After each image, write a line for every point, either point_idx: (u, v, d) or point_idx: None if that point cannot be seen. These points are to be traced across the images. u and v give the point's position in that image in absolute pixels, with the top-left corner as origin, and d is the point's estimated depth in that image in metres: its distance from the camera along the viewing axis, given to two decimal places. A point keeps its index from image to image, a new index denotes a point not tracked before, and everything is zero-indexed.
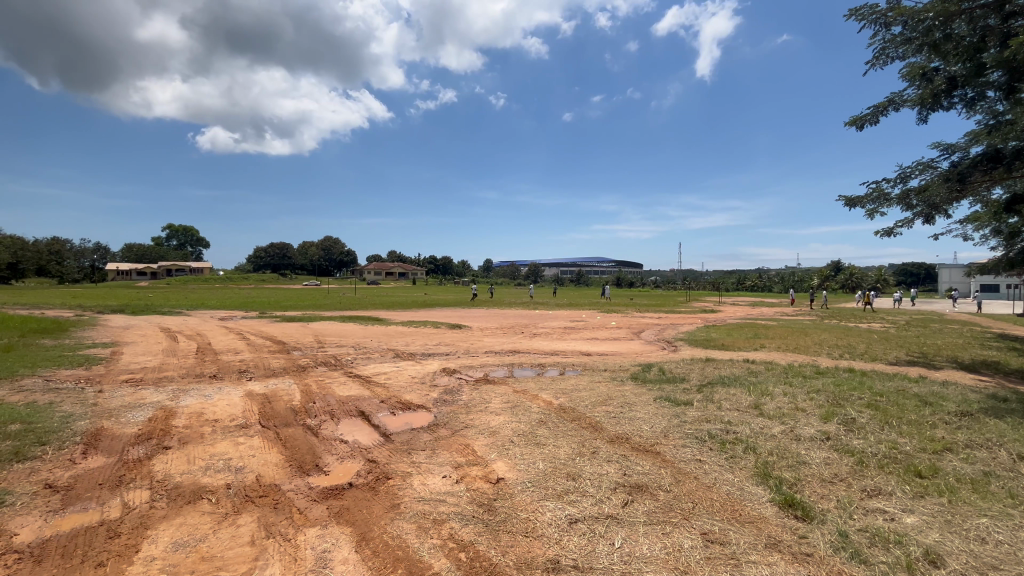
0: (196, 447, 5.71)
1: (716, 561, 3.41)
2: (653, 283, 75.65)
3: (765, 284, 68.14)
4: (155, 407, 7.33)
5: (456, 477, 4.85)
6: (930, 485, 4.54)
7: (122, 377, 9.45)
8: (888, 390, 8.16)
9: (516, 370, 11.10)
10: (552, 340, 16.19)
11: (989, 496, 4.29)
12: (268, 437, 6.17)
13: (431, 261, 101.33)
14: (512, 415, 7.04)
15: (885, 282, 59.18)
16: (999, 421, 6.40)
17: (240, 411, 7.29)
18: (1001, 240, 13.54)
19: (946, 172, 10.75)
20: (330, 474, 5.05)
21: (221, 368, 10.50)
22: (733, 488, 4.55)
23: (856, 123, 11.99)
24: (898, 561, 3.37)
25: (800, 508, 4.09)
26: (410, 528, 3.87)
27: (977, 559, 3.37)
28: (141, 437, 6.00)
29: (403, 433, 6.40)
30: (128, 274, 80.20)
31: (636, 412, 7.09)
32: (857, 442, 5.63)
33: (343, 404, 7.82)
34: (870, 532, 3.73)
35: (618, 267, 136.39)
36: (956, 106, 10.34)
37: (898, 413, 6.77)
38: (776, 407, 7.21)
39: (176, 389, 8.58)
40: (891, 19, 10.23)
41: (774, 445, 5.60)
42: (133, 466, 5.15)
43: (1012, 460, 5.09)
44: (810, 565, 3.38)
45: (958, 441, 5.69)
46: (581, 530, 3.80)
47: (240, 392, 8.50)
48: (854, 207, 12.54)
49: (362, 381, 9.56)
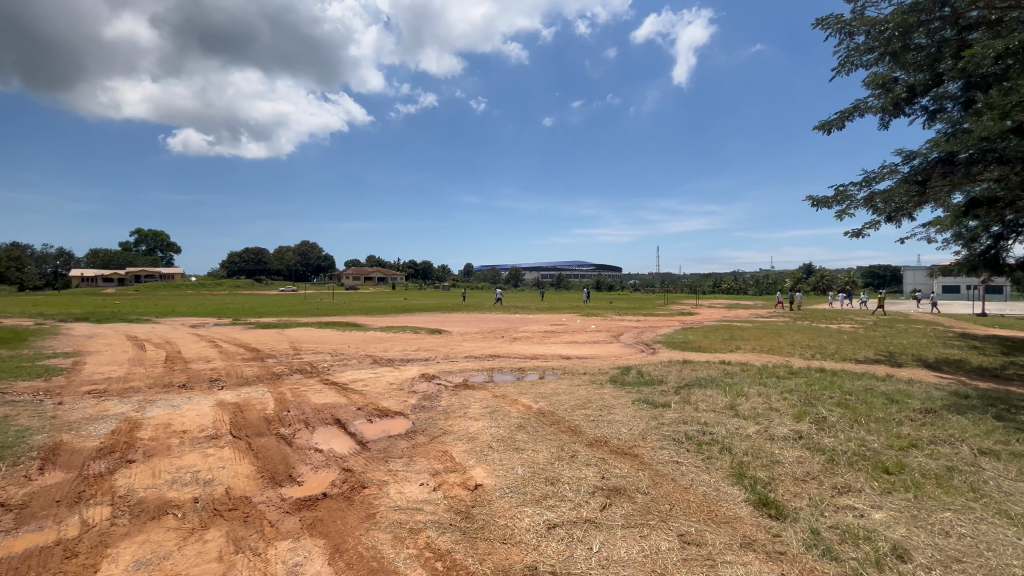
0: (161, 460, 5.49)
1: (693, 562, 3.43)
2: (631, 287, 77.25)
3: (739, 285, 69.94)
4: (118, 419, 7.03)
5: (434, 484, 4.78)
6: (897, 481, 4.67)
7: (84, 388, 9.03)
8: (857, 389, 8.41)
9: (495, 375, 11.02)
10: (533, 344, 16.24)
11: (952, 491, 4.44)
12: (238, 447, 5.99)
13: (412, 265, 100.99)
14: (491, 420, 6.98)
15: (855, 282, 61.31)
16: (960, 417, 6.66)
17: (210, 422, 7.04)
18: (960, 243, 14.15)
19: (909, 176, 11.20)
20: (303, 485, 4.92)
21: (191, 377, 10.15)
22: (709, 489, 4.60)
23: (825, 127, 12.35)
24: (867, 557, 3.44)
25: (774, 507, 4.16)
26: (386, 539, 3.79)
27: (942, 553, 3.47)
28: (103, 451, 5.74)
29: (380, 441, 6.30)
30: (93, 280, 76.90)
31: (615, 414, 7.14)
32: (828, 440, 5.77)
33: (318, 412, 7.64)
34: (840, 529, 3.82)
35: (600, 269, 139.81)
36: (916, 115, 10.84)
37: (867, 410, 6.98)
38: (750, 407, 7.35)
39: (143, 400, 8.26)
40: (855, 29, 10.56)
41: (749, 445, 5.70)
42: (95, 480, 4.93)
43: (973, 455, 5.30)
44: (783, 564, 3.42)
45: (923, 437, 5.88)
46: (560, 535, 3.77)
47: (210, 401, 8.25)
48: (821, 208, 12.90)
49: (338, 388, 9.36)
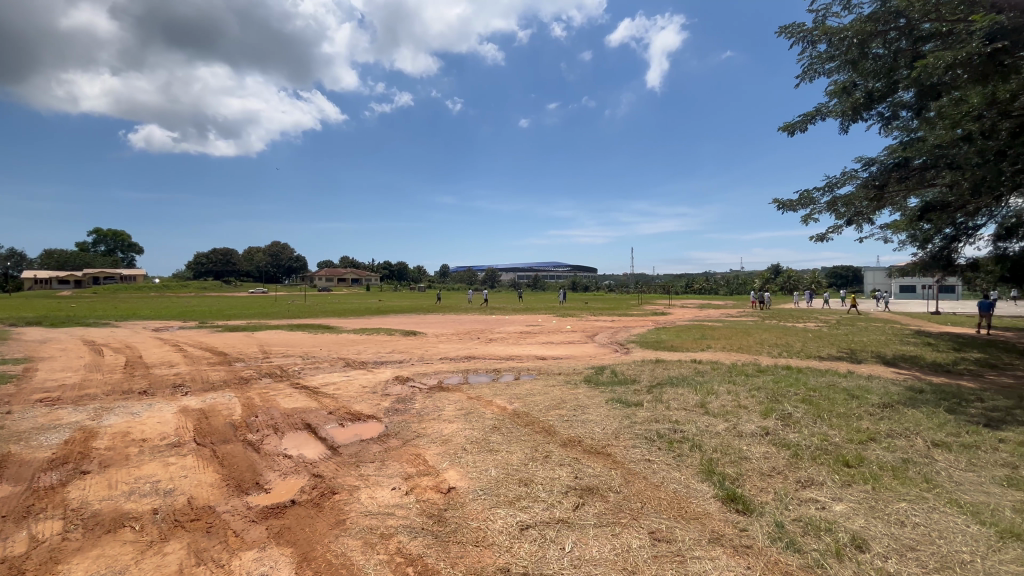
0: (119, 470, 5.26)
1: (663, 559, 3.48)
2: (607, 288, 78.51)
3: (710, 285, 71.65)
4: (72, 429, 6.68)
5: (406, 489, 4.71)
6: (856, 474, 4.85)
7: (35, 397, 8.54)
8: (820, 385, 8.72)
9: (470, 376, 10.98)
10: (509, 345, 16.27)
11: (906, 482, 4.64)
12: (203, 455, 5.78)
13: (387, 266, 99.89)
14: (466, 422, 6.95)
15: (820, 281, 63.69)
16: (915, 411, 6.98)
17: (172, 429, 6.77)
18: (915, 245, 14.82)
19: (868, 181, 11.66)
20: (271, 493, 4.78)
21: (153, 383, 9.74)
22: (680, 486, 4.68)
23: (789, 129, 12.76)
24: (828, 548, 3.56)
25: (741, 502, 4.26)
26: (356, 545, 3.72)
27: (897, 542, 3.62)
28: (55, 462, 5.46)
29: (352, 445, 6.18)
30: (47, 282, 72.95)
31: (589, 414, 7.22)
32: (792, 436, 5.94)
33: (288, 417, 7.44)
34: (803, 522, 3.94)
35: (575, 270, 141.43)
36: (873, 120, 11.34)
37: (829, 406, 7.24)
38: (720, 404, 7.53)
39: (99, 408, 7.88)
40: (817, 37, 10.95)
41: (718, 442, 5.83)
42: (45, 493, 4.68)
43: (926, 447, 5.55)
44: (749, 557, 3.50)
45: (880, 431, 6.13)
46: (532, 536, 3.78)
47: (173, 407, 7.94)
48: (787, 211, 13.31)
49: (309, 392, 9.15)
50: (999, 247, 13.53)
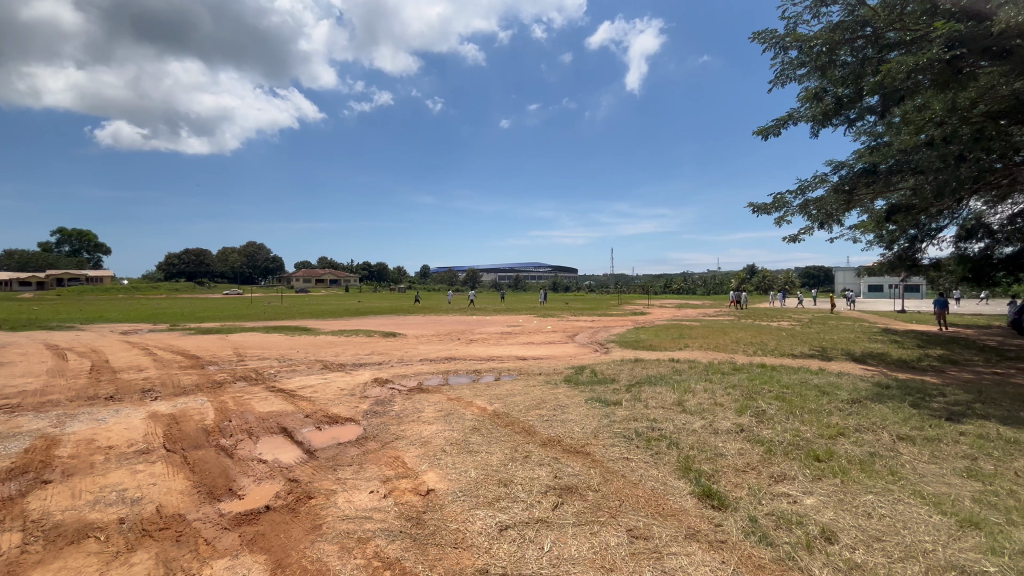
0: (83, 479, 5.06)
1: (640, 556, 3.52)
2: (587, 288, 79.28)
3: (688, 285, 72.90)
4: (33, 437, 6.40)
5: (384, 492, 4.66)
6: (825, 468, 5.00)
7: None
8: (792, 382, 8.95)
9: (451, 377, 10.91)
10: (489, 345, 16.25)
11: (873, 474, 4.80)
12: (173, 462, 5.61)
13: (366, 267, 98.82)
14: (445, 424, 6.91)
15: (793, 281, 65.48)
16: (882, 406, 7.22)
17: (141, 436, 6.54)
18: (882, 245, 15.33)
19: (838, 185, 12.02)
20: (245, 499, 4.66)
21: (120, 388, 9.40)
22: (657, 484, 4.74)
23: (764, 133, 13.08)
24: (799, 540, 3.66)
25: (716, 498, 4.35)
26: (332, 550, 3.66)
27: (864, 533, 3.74)
28: (14, 472, 5.22)
29: (329, 448, 6.08)
30: (7, 284, 69.69)
31: (569, 413, 7.26)
32: (766, 432, 6.08)
33: (262, 421, 7.28)
34: (775, 516, 4.03)
35: (556, 271, 142.24)
36: (841, 125, 11.70)
37: (801, 402, 7.44)
38: (697, 402, 7.66)
39: (62, 414, 7.56)
40: (788, 44, 11.23)
41: (694, 440, 5.92)
42: (2, 505, 4.47)
43: (892, 441, 5.75)
44: (723, 552, 3.57)
45: (849, 426, 6.32)
46: (511, 536, 3.78)
47: (141, 413, 7.67)
48: (762, 214, 13.63)
49: (285, 395, 8.96)
50: (960, 247, 14.10)
